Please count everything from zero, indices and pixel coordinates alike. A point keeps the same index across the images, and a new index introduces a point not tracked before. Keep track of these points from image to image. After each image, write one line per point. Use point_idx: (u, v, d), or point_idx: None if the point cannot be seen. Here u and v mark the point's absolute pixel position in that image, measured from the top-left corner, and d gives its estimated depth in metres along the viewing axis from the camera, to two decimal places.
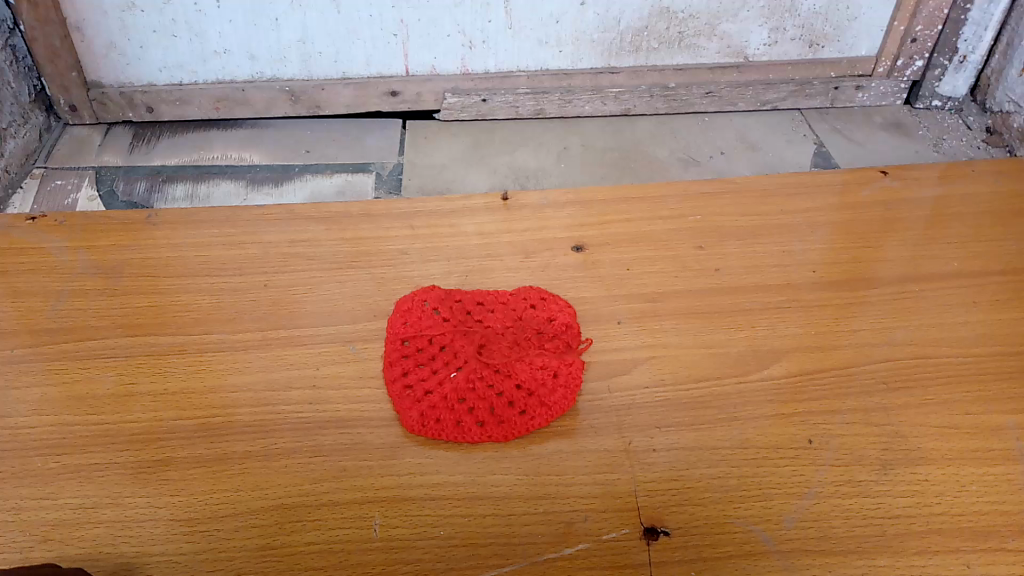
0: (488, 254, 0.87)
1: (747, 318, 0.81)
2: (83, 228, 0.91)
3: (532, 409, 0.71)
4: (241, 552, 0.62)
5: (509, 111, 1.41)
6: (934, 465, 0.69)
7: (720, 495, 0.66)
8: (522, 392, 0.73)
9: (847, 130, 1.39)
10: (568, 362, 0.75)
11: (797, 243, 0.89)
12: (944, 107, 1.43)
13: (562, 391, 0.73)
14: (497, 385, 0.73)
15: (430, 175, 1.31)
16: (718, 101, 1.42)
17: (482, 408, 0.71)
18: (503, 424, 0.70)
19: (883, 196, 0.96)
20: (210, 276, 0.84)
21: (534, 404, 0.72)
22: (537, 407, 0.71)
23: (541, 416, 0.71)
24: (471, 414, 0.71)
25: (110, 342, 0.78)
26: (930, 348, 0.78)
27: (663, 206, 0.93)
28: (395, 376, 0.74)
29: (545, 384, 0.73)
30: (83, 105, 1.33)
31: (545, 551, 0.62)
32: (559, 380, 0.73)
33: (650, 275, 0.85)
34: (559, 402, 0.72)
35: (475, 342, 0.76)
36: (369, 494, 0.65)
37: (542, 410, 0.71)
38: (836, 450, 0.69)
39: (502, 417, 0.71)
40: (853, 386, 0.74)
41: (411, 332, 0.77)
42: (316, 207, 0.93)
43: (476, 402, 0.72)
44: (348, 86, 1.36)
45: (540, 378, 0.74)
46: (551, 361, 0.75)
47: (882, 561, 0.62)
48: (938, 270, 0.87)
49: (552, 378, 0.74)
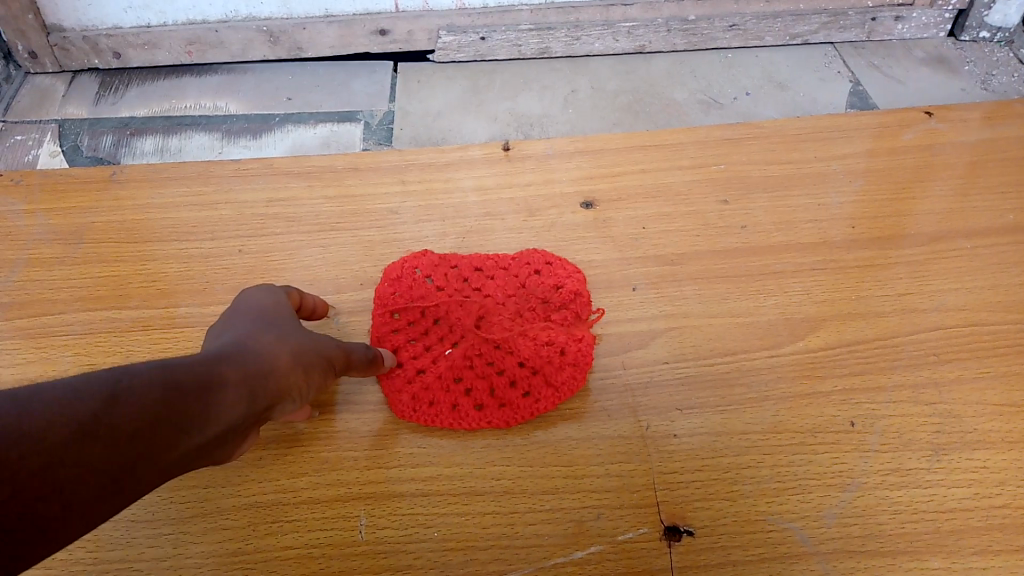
0: (487, 213, 0.78)
1: (777, 282, 0.72)
2: (42, 188, 0.82)
3: (537, 391, 0.63)
4: (209, 558, 0.55)
5: (510, 50, 1.30)
6: (994, 450, 0.60)
7: (751, 488, 0.58)
8: (526, 371, 0.64)
9: (885, 65, 1.27)
10: (577, 337, 0.66)
11: (834, 194, 0.80)
12: (993, 39, 1.30)
13: (570, 369, 0.64)
14: (498, 363, 0.64)
15: (425, 124, 1.21)
16: (743, 35, 1.30)
17: (481, 390, 0.63)
18: (505, 408, 0.62)
19: (927, 139, 0.86)
20: (180, 241, 0.76)
21: (539, 384, 0.63)
22: (542, 387, 0.63)
23: (547, 399, 0.63)
24: (468, 395, 0.63)
25: (68, 318, 0.70)
26: (985, 314, 0.70)
27: (682, 154, 0.84)
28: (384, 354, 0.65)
29: (551, 361, 0.64)
30: (44, 51, 1.24)
31: (553, 555, 0.55)
32: (567, 358, 0.65)
33: (668, 234, 0.76)
34: (567, 383, 0.63)
35: (473, 313, 0.67)
36: (354, 490, 0.58)
37: (548, 392, 0.63)
38: (881, 434, 0.61)
39: (503, 399, 0.63)
40: (900, 359, 0.66)
41: (401, 303, 0.68)
42: (297, 160, 0.84)
43: (474, 382, 0.63)
44: (332, 24, 1.25)
45: (545, 355, 0.65)
46: (559, 335, 0.66)
47: (935, 563, 0.55)
48: (992, 223, 0.77)
49: (559, 355, 0.65)
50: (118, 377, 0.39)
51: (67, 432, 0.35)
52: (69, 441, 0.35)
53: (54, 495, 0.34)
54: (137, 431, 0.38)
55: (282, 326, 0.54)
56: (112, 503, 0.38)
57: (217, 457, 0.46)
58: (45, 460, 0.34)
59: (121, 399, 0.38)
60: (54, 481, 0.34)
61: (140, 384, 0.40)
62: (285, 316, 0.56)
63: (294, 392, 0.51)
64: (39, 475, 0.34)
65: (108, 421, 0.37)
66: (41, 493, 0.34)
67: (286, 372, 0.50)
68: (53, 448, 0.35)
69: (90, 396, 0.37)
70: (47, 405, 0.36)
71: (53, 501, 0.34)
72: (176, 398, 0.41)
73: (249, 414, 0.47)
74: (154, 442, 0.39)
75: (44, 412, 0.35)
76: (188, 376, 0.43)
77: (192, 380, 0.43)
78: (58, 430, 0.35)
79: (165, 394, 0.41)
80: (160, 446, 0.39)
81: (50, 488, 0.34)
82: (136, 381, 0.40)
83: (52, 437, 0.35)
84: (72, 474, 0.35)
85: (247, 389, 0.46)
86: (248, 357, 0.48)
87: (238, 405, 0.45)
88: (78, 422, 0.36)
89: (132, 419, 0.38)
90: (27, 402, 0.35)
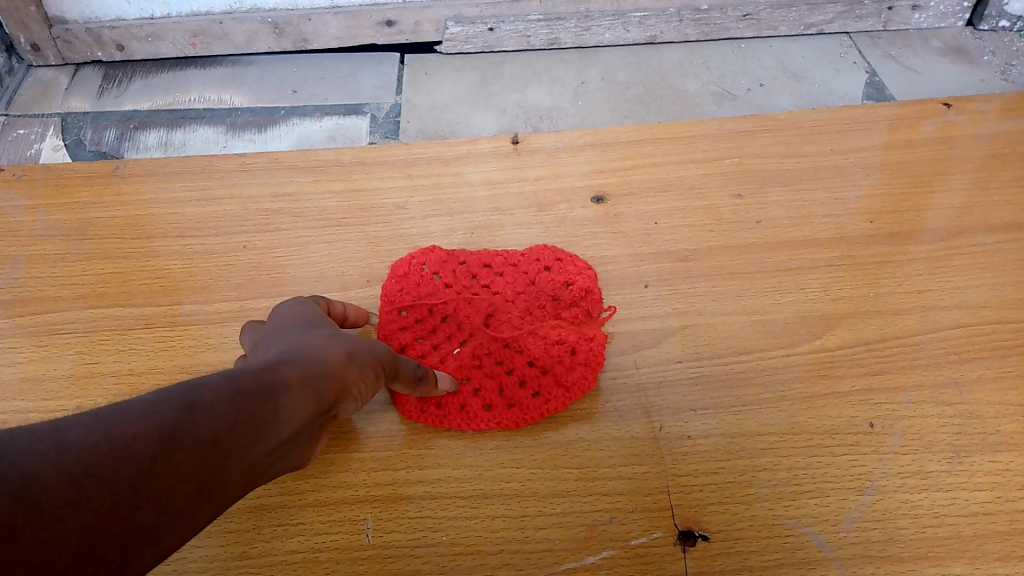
0: (496, 208, 0.77)
1: (793, 278, 0.70)
2: (44, 183, 0.81)
3: (546, 391, 0.61)
4: (213, 561, 0.54)
5: (519, 41, 1.28)
6: (1017, 453, 0.59)
7: (767, 492, 0.57)
8: (536, 370, 0.62)
9: (902, 56, 1.25)
10: (589, 336, 0.65)
11: (851, 188, 0.78)
12: (1013, 28, 1.27)
13: (581, 369, 0.62)
14: (507, 362, 0.63)
15: (432, 117, 1.19)
16: (757, 25, 1.28)
17: (489, 389, 0.62)
18: (514, 408, 0.61)
19: (947, 131, 0.84)
20: (185, 236, 0.75)
21: (549, 384, 0.62)
22: (552, 388, 0.62)
23: (557, 400, 0.61)
24: (476, 395, 0.61)
25: (71, 315, 0.69)
26: (1007, 312, 0.68)
27: (695, 147, 0.82)
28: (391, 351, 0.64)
29: (561, 361, 0.63)
30: (47, 44, 1.22)
31: (564, 560, 0.53)
32: (578, 357, 0.63)
33: (681, 229, 0.74)
34: (577, 384, 0.62)
35: (482, 311, 0.65)
36: (361, 493, 0.57)
37: (558, 393, 0.61)
38: (901, 436, 0.60)
39: (512, 399, 0.61)
40: (920, 358, 0.64)
41: (409, 299, 0.66)
42: (303, 154, 0.82)
43: (483, 382, 0.62)
44: (338, 15, 1.23)
45: (555, 354, 0.63)
46: (569, 334, 0.64)
47: (958, 568, 0.53)
48: (1014, 217, 0.75)
49: (570, 354, 0.63)
50: (190, 387, 0.38)
51: (153, 441, 0.35)
52: (157, 452, 0.34)
53: (149, 504, 0.34)
54: (216, 437, 0.37)
55: (330, 330, 0.53)
56: (204, 509, 0.37)
57: (284, 461, 0.45)
58: (137, 472, 0.33)
59: (198, 406, 0.37)
60: (148, 491, 0.34)
61: (211, 391, 0.39)
62: (329, 325, 0.55)
63: (351, 392, 0.50)
64: (133, 486, 0.33)
65: (191, 429, 0.36)
66: (137, 503, 0.33)
67: (343, 371, 0.49)
68: (142, 457, 0.34)
69: (169, 407, 0.36)
70: (129, 418, 0.35)
71: (149, 510, 0.34)
72: (246, 404, 0.40)
73: (312, 416, 0.46)
74: (233, 446, 0.38)
75: (127, 424, 0.35)
76: (253, 382, 0.42)
77: (256, 384, 0.42)
78: (144, 440, 0.34)
79: (236, 399, 0.39)
80: (238, 450, 0.38)
81: (145, 497, 0.33)
82: (207, 389, 0.39)
83: (139, 448, 0.34)
84: (164, 485, 0.34)
85: (310, 390, 0.45)
86: (305, 360, 0.47)
87: (304, 406, 0.44)
88: (161, 431, 0.35)
89: (210, 424, 0.37)
90: (110, 416, 0.34)
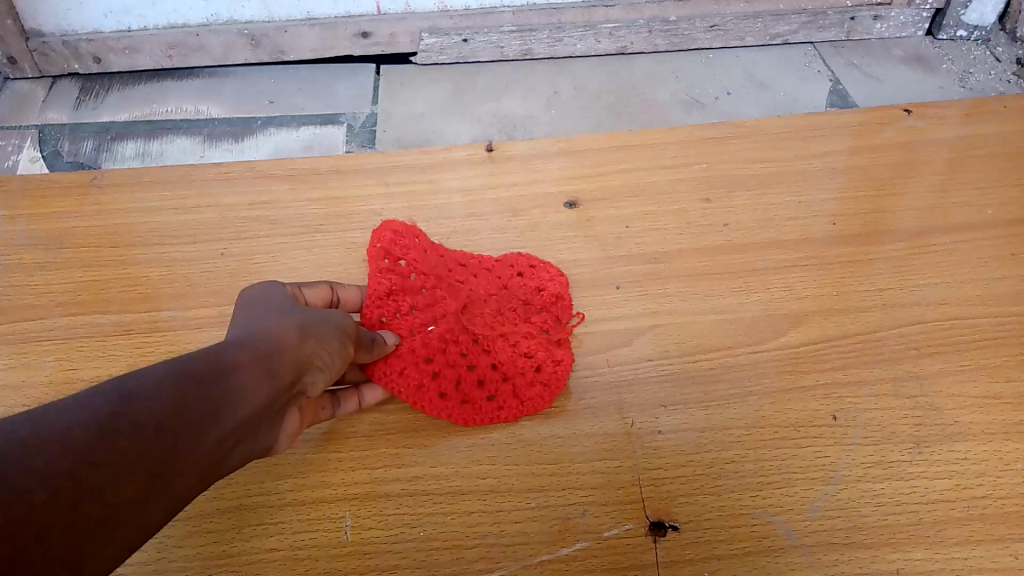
0: (471, 214, 0.78)
1: (759, 279, 0.72)
2: (22, 193, 0.81)
3: (502, 398, 0.63)
4: (193, 560, 0.54)
5: (492, 52, 1.30)
6: (974, 442, 0.61)
7: (735, 483, 0.58)
8: (497, 374, 0.63)
9: (865, 64, 1.28)
10: (556, 359, 0.65)
11: (815, 191, 0.80)
12: (970, 38, 1.31)
13: (540, 388, 0.63)
14: (470, 358, 0.64)
15: (407, 126, 1.21)
16: (724, 35, 1.31)
17: (448, 379, 0.63)
18: (467, 405, 0.62)
19: (907, 136, 0.87)
20: (163, 245, 0.76)
21: (507, 392, 0.63)
22: (508, 397, 0.63)
23: (510, 410, 0.62)
24: (434, 384, 0.62)
25: (50, 322, 0.70)
26: (965, 308, 0.70)
27: (664, 154, 0.84)
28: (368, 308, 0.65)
29: (524, 373, 0.63)
30: (24, 56, 1.23)
31: (539, 553, 0.55)
32: (541, 376, 0.63)
33: (651, 233, 0.76)
34: (534, 401, 0.63)
35: (459, 300, 0.66)
36: (340, 491, 0.58)
37: (512, 404, 0.63)
38: (863, 428, 0.62)
39: (467, 396, 0.63)
40: (881, 353, 0.66)
41: (406, 263, 0.67)
42: (280, 163, 0.83)
43: (443, 370, 0.63)
44: (314, 27, 1.25)
45: (520, 365, 0.64)
46: (539, 349, 0.65)
47: (918, 554, 0.55)
48: (969, 217, 0.78)
49: (534, 370, 0.64)
50: (129, 380, 0.39)
51: (89, 433, 0.35)
52: (94, 442, 0.35)
53: (95, 497, 0.34)
54: (160, 425, 0.38)
55: (290, 308, 0.53)
56: (160, 498, 0.38)
57: (254, 447, 0.46)
58: (76, 463, 0.34)
59: (136, 396, 0.38)
60: (90, 483, 0.34)
61: (151, 381, 0.40)
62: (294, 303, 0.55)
63: (314, 364, 0.51)
64: (72, 479, 0.34)
65: (130, 419, 0.37)
66: (81, 495, 0.34)
67: (297, 345, 0.50)
68: (80, 450, 0.35)
69: (104, 400, 0.37)
70: (61, 414, 0.36)
71: (96, 503, 0.34)
72: (192, 389, 0.41)
73: (272, 395, 0.46)
74: (181, 433, 0.39)
75: (59, 419, 0.35)
76: (198, 367, 0.42)
77: (203, 370, 0.43)
78: (79, 432, 0.35)
79: (178, 387, 0.40)
80: (188, 437, 0.39)
81: (89, 490, 0.34)
82: (145, 379, 0.40)
83: (75, 440, 0.35)
84: (108, 475, 0.35)
85: (262, 370, 0.46)
86: (254, 341, 0.48)
87: (256, 387, 0.45)
88: (97, 423, 0.36)
89: (151, 413, 0.38)
90: (42, 415, 0.35)
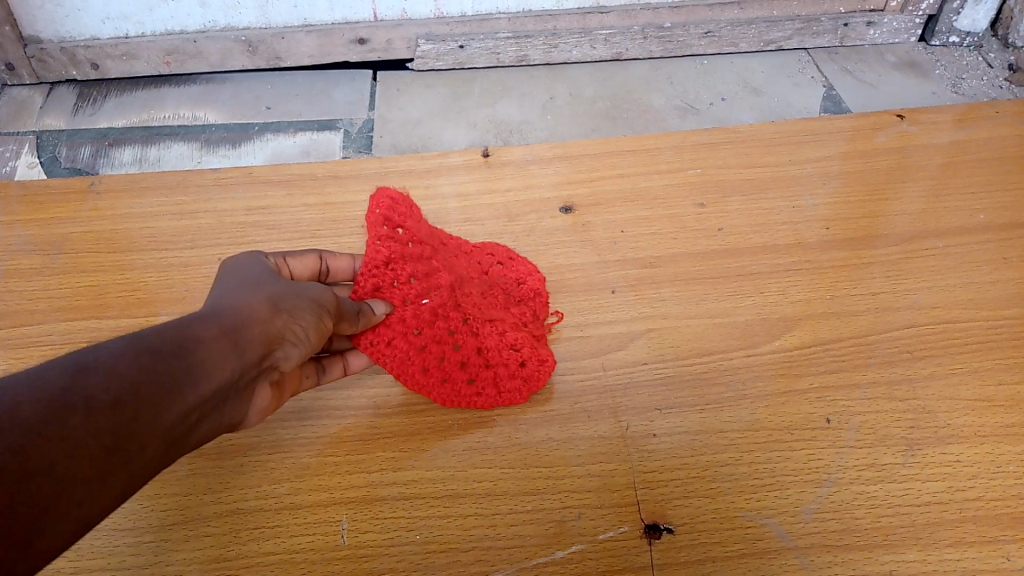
0: (467, 219, 0.79)
1: (753, 283, 0.73)
2: (20, 199, 0.82)
3: (481, 384, 0.63)
4: (190, 564, 0.54)
5: (488, 58, 1.31)
6: (967, 445, 0.61)
7: (729, 486, 0.59)
8: (481, 359, 0.63)
9: (859, 70, 1.29)
10: (541, 356, 0.63)
11: (809, 196, 0.81)
12: (962, 43, 1.32)
13: (520, 382, 0.63)
14: (459, 337, 0.63)
15: (403, 132, 1.22)
16: (718, 42, 1.32)
17: (434, 354, 0.62)
18: (446, 384, 0.62)
19: (899, 141, 0.88)
20: (161, 250, 0.76)
21: (487, 378, 0.63)
22: (487, 384, 0.63)
23: (487, 398, 0.63)
24: (420, 357, 0.61)
25: (48, 327, 0.70)
26: (958, 311, 0.71)
27: (659, 159, 0.85)
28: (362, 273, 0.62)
29: (508, 364, 0.63)
30: (22, 63, 1.23)
31: (535, 555, 0.55)
32: (524, 371, 0.63)
33: (646, 237, 0.77)
34: (512, 393, 0.63)
35: (455, 274, 0.65)
36: (336, 495, 0.58)
37: (490, 392, 0.63)
38: (856, 430, 0.62)
39: (448, 374, 0.62)
40: (874, 357, 0.67)
41: (406, 227, 0.62)
42: (277, 168, 0.84)
43: (431, 344, 0.62)
44: (311, 34, 1.25)
45: (506, 355, 0.63)
46: (528, 343, 0.64)
47: (912, 556, 0.55)
48: (961, 222, 0.79)
49: (519, 364, 0.63)
50: (86, 354, 0.39)
51: (39, 408, 0.35)
52: (43, 417, 0.35)
53: (43, 473, 0.34)
54: (115, 400, 0.38)
55: (266, 280, 0.52)
56: (115, 473, 0.38)
57: (221, 421, 0.46)
58: (23, 439, 0.34)
59: (91, 371, 0.38)
60: (38, 459, 0.34)
61: (108, 355, 0.39)
62: (274, 275, 0.54)
63: (289, 338, 0.50)
64: (18, 454, 0.34)
65: (83, 393, 0.37)
66: (28, 471, 0.34)
67: (270, 319, 0.49)
68: (27, 425, 0.34)
69: (57, 373, 0.37)
70: (12, 387, 0.35)
71: (45, 479, 0.34)
72: (151, 364, 0.40)
73: (239, 369, 0.46)
74: (138, 408, 0.39)
75: (9, 392, 0.35)
76: (161, 340, 0.42)
77: (165, 343, 0.42)
78: (28, 407, 0.35)
79: (136, 361, 0.40)
80: (145, 412, 0.39)
81: (37, 466, 0.34)
82: (101, 355, 0.39)
83: (24, 415, 0.35)
84: (58, 451, 0.35)
85: (230, 344, 0.46)
86: (224, 313, 0.47)
87: (222, 362, 0.45)
88: (49, 397, 0.36)
89: (107, 387, 0.38)
90: None
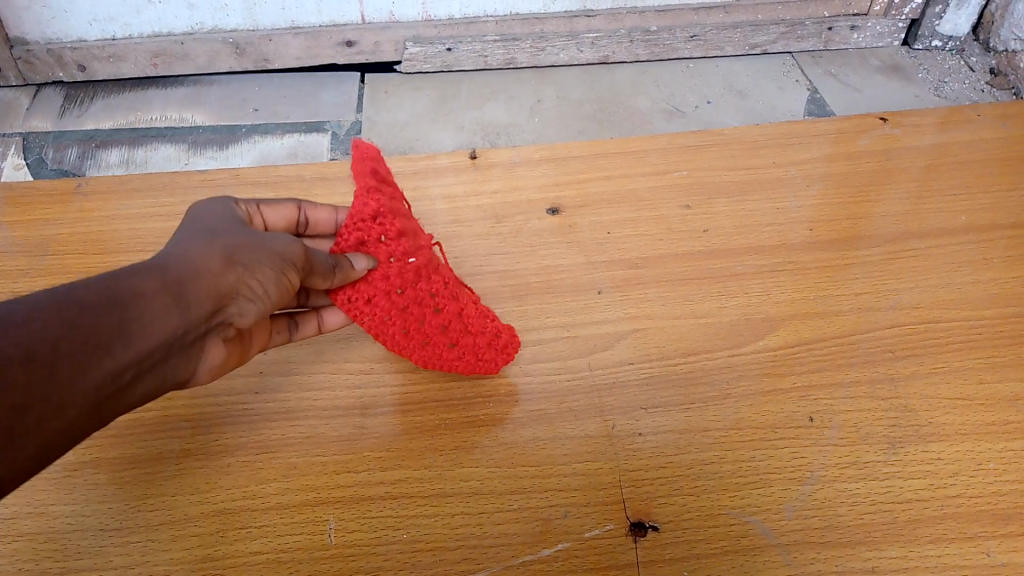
0: (454, 220, 0.79)
1: (737, 283, 0.74)
2: (5, 201, 0.81)
3: (463, 348, 0.64)
4: (177, 564, 0.54)
5: (476, 61, 1.32)
6: (948, 442, 0.62)
7: (713, 485, 0.59)
8: (462, 324, 0.64)
9: (843, 74, 1.30)
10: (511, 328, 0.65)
11: (792, 199, 0.82)
12: (944, 47, 1.34)
13: (495, 351, 0.64)
14: (440, 301, 0.63)
15: (391, 134, 1.22)
16: (703, 45, 1.33)
17: (415, 316, 0.63)
18: (427, 346, 0.63)
19: (882, 144, 0.89)
20: (148, 251, 0.76)
21: (468, 343, 0.64)
22: (468, 349, 0.64)
23: (466, 363, 0.64)
24: (401, 318, 0.63)
25: None
26: (939, 311, 0.72)
27: (644, 161, 0.86)
28: (349, 227, 0.62)
29: (487, 331, 0.64)
30: (8, 64, 1.23)
31: (521, 554, 0.55)
32: (500, 341, 0.64)
33: (632, 238, 0.78)
34: (489, 362, 0.64)
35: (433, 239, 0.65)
36: (323, 495, 0.59)
37: (471, 358, 0.64)
38: (839, 429, 0.63)
39: (429, 337, 0.63)
40: (856, 356, 0.68)
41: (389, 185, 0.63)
42: (264, 170, 0.84)
43: (412, 305, 0.63)
44: (299, 36, 1.25)
45: (485, 322, 0.64)
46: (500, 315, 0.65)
47: (893, 552, 0.55)
48: (942, 223, 0.80)
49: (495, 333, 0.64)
50: (10, 307, 0.40)
51: None
52: None
53: None
54: (34, 354, 0.39)
55: (224, 232, 0.53)
56: (31, 425, 0.39)
57: (157, 374, 0.47)
58: None
59: (12, 324, 0.39)
60: None
61: (31, 309, 0.40)
62: (234, 226, 0.54)
63: (238, 293, 0.51)
64: None
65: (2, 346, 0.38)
66: None
67: (218, 274, 0.49)
68: None
69: None
70: None
71: None
72: (76, 319, 0.41)
73: (177, 325, 0.47)
74: (59, 363, 0.40)
75: None
76: (91, 295, 0.43)
77: (96, 298, 0.43)
78: None
79: (61, 317, 0.41)
80: (67, 367, 0.40)
81: None
82: (26, 306, 0.40)
83: None
84: None
85: (169, 299, 0.46)
86: (169, 266, 0.48)
87: (157, 317, 0.45)
88: None
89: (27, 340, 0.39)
90: None
